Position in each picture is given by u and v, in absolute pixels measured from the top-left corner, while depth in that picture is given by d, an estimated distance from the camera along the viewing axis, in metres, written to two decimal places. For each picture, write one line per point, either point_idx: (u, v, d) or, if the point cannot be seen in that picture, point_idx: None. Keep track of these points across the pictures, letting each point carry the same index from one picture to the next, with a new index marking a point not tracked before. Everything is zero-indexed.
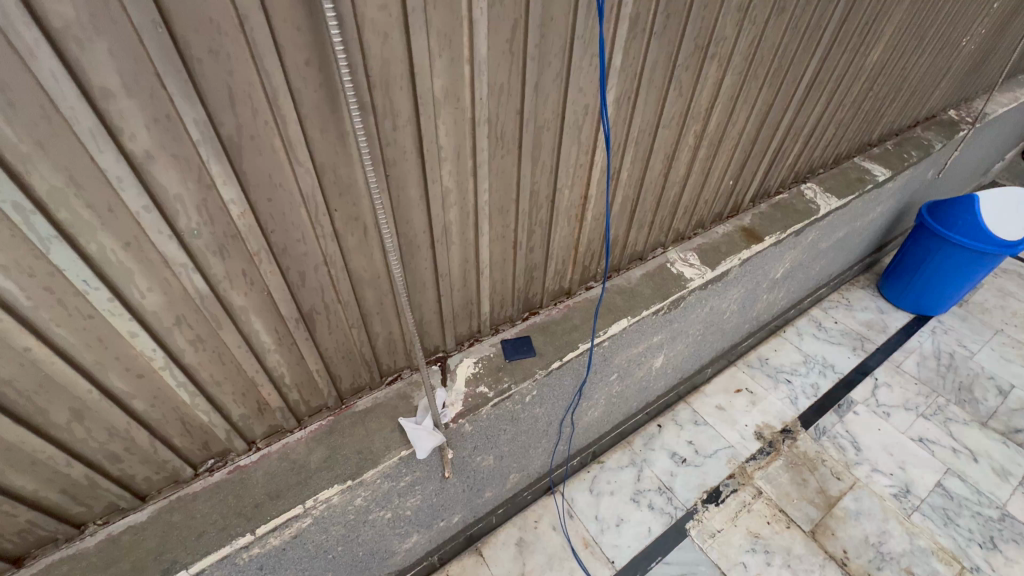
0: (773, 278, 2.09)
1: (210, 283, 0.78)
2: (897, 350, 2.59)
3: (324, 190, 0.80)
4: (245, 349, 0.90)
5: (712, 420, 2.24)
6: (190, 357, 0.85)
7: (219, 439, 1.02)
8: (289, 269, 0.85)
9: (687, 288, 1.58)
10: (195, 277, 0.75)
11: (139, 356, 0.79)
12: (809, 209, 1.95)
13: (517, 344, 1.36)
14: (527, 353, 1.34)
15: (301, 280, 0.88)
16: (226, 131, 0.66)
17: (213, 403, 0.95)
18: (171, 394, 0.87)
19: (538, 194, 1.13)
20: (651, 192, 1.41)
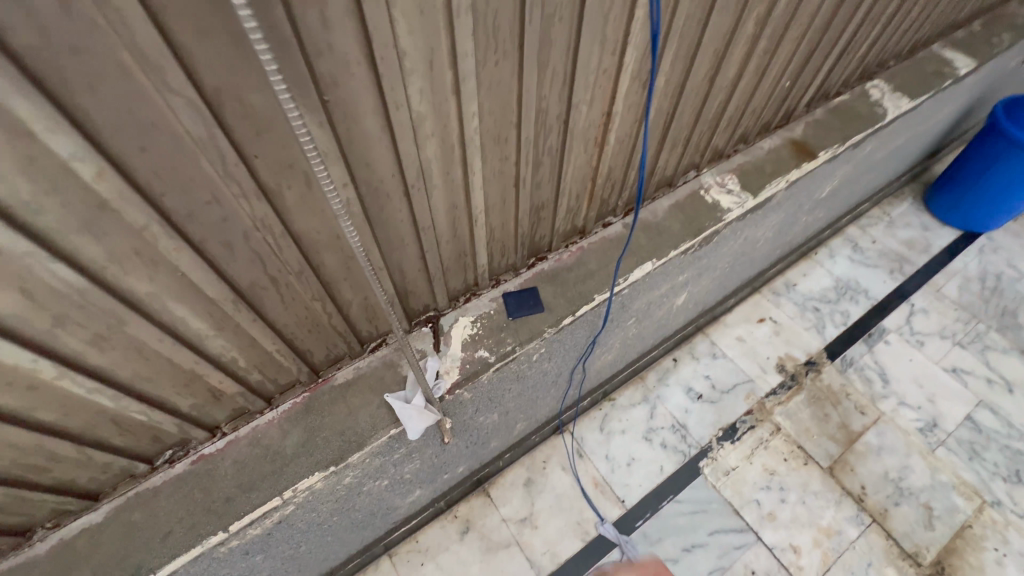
0: (817, 199, 1.81)
1: (88, 271, 0.57)
2: (939, 272, 2.37)
3: (228, 128, 0.54)
4: (170, 341, 0.70)
5: (731, 352, 2.09)
6: (96, 359, 0.66)
7: (172, 432, 0.86)
8: (206, 241, 0.62)
9: (723, 221, 1.33)
10: (59, 266, 0.54)
11: (17, 369, 0.59)
12: (874, 114, 1.61)
13: (522, 298, 1.15)
14: (535, 309, 1.14)
15: (228, 254, 0.66)
16: (21, 43, 0.40)
17: (149, 400, 0.77)
18: (88, 400, 0.69)
19: (547, 114, 0.84)
20: (691, 102, 1.10)
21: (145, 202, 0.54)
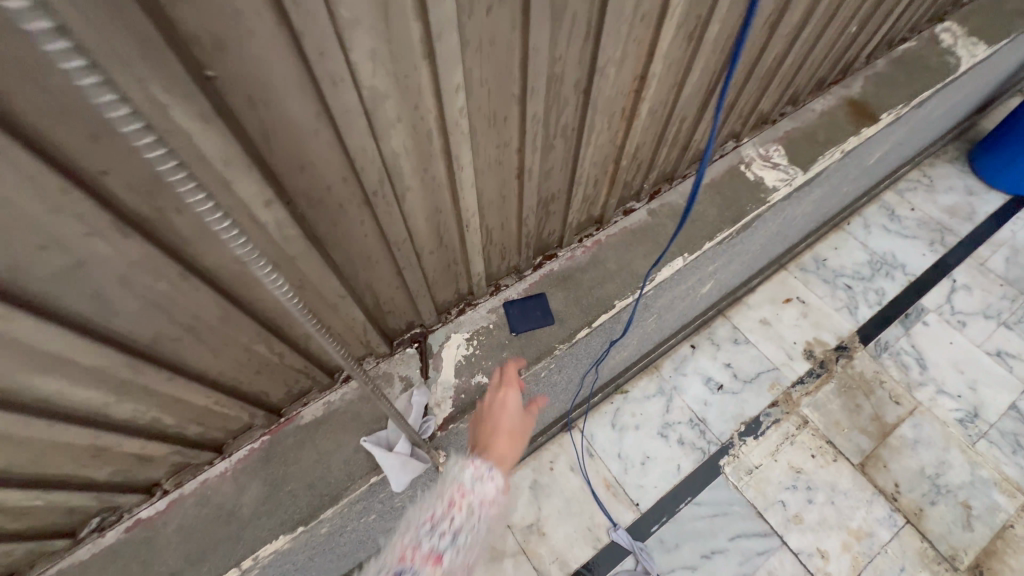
0: (864, 167, 1.57)
1: None
2: (984, 243, 2.14)
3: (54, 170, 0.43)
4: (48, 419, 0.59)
5: (754, 337, 1.91)
6: None
7: (100, 488, 0.71)
8: (59, 297, 0.52)
9: (767, 204, 1.10)
10: None
11: None
12: (945, 64, 1.34)
13: (527, 309, 0.96)
14: (544, 322, 0.94)
15: (102, 305, 0.55)
16: None
17: (48, 482, 0.65)
18: None
19: (556, 80, 0.63)
20: (740, 58, 0.86)
21: None
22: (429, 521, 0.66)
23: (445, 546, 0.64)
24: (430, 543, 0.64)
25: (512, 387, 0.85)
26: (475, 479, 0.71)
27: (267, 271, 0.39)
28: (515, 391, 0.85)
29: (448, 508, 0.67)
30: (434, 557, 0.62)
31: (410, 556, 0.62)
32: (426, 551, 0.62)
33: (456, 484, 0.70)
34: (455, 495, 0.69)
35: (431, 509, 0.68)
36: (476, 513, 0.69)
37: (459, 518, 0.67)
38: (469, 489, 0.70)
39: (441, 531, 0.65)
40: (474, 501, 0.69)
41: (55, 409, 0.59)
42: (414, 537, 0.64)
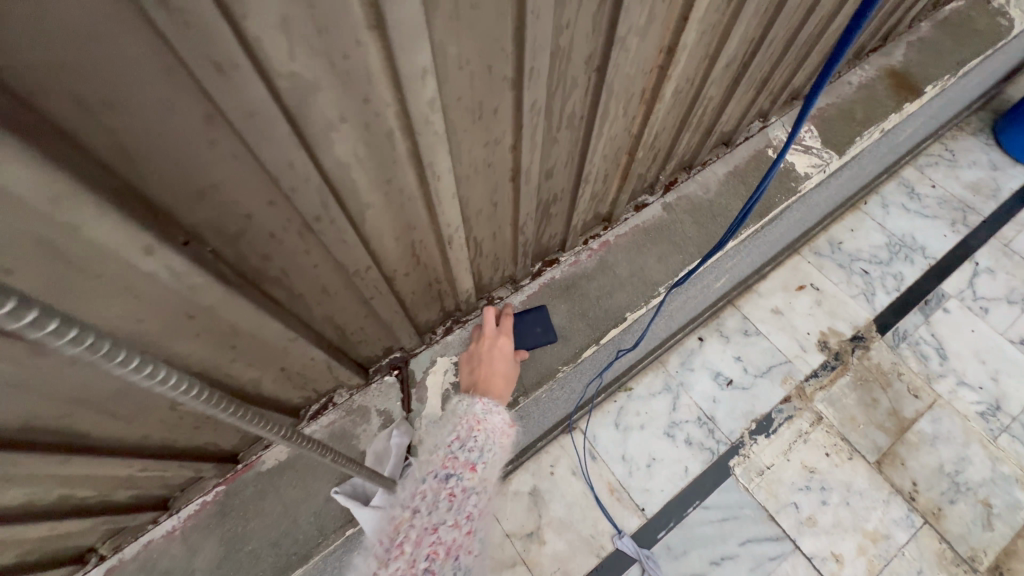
0: (894, 144, 1.42)
1: None
2: (1009, 222, 2.01)
3: None
4: None
5: (766, 328, 1.80)
6: None
7: (48, 524, 0.66)
8: None
9: (798, 194, 0.97)
10: None
11: None
12: (995, 27, 1.18)
13: (526, 325, 0.88)
14: (545, 340, 0.87)
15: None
16: None
17: None
18: None
19: (547, 54, 0.52)
20: (774, 24, 0.73)
21: None
22: (457, 441, 0.70)
23: (477, 457, 0.69)
24: (464, 455, 0.68)
25: (506, 323, 0.86)
26: (487, 408, 0.74)
27: (95, 345, 0.31)
28: (509, 328, 0.85)
29: (470, 430, 0.71)
30: (472, 466, 0.68)
31: (450, 464, 0.68)
32: (464, 461, 0.68)
33: (469, 413, 0.73)
34: (471, 422, 0.72)
35: (455, 431, 0.71)
36: (497, 433, 0.73)
37: (483, 438, 0.71)
38: (485, 415, 0.73)
39: (470, 447, 0.69)
40: (492, 424, 0.73)
41: None
42: (447, 452, 0.69)
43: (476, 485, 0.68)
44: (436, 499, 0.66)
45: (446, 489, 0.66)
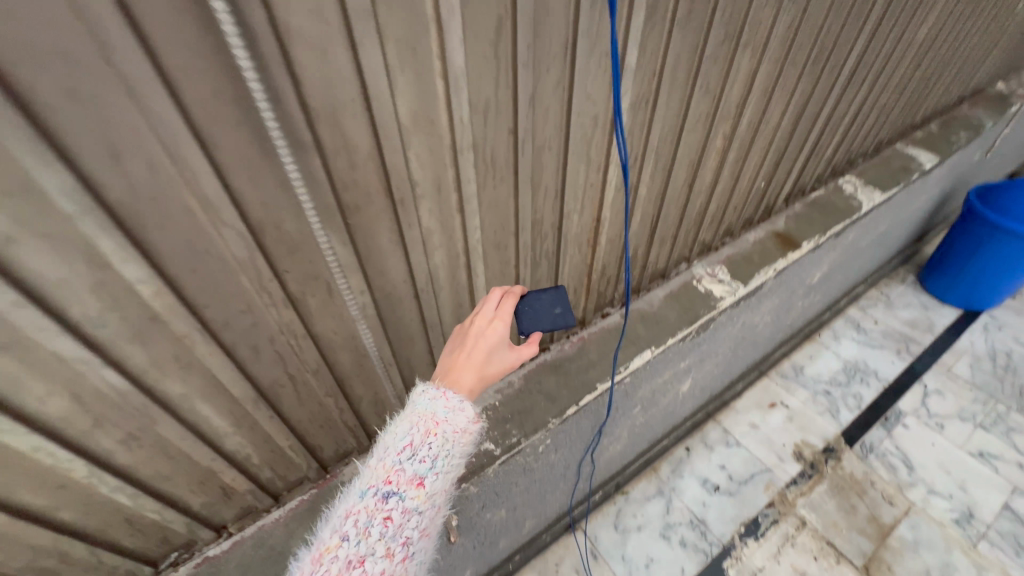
0: (808, 284, 1.89)
1: (100, 457, 0.67)
2: (947, 351, 2.36)
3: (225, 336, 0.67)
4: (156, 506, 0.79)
5: (745, 440, 2.05)
6: (87, 525, 0.74)
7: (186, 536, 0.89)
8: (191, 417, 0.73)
9: (717, 309, 1.39)
10: (78, 461, 0.65)
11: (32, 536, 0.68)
12: (850, 206, 1.73)
13: (545, 305, 0.86)
14: (564, 321, 0.85)
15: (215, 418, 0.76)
16: (81, 320, 0.54)
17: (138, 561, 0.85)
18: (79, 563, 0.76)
19: (542, 224, 0.95)
20: (675, 203, 1.22)
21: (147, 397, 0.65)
22: (407, 450, 0.64)
23: (426, 470, 0.64)
24: (411, 468, 0.63)
25: (505, 313, 0.80)
26: (449, 408, 0.68)
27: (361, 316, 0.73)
28: (505, 319, 0.79)
29: (424, 437, 0.65)
30: (419, 481, 0.63)
31: (394, 479, 0.62)
32: (410, 475, 0.63)
33: (427, 415, 0.67)
34: (427, 427, 0.66)
35: (407, 436, 0.65)
36: (454, 440, 0.67)
37: (438, 446, 0.65)
38: (445, 418, 0.67)
39: (420, 458, 0.64)
40: (450, 430, 0.67)
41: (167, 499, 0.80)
42: (395, 462, 0.64)
43: (421, 503, 0.63)
44: (371, 521, 0.60)
45: (385, 511, 0.61)
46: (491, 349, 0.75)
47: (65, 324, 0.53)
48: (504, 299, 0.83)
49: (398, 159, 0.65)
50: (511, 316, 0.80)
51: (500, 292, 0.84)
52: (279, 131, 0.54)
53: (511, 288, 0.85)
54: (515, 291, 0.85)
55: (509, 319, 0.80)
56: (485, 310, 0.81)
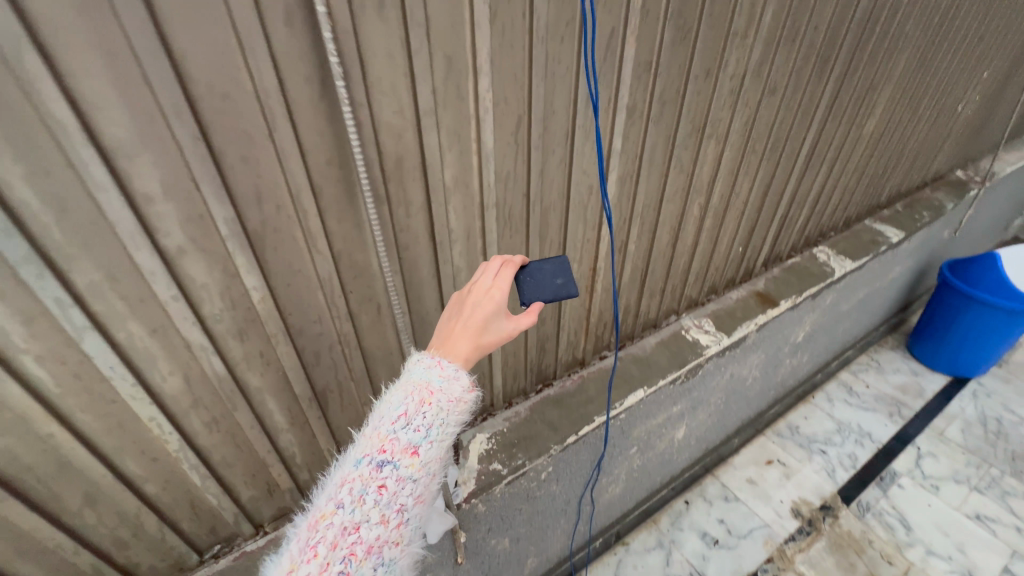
0: (794, 343, 2.05)
1: (188, 435, 0.84)
2: (938, 416, 2.45)
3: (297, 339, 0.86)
4: (215, 490, 0.94)
5: (743, 495, 2.10)
6: (161, 499, 0.88)
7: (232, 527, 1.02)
8: (259, 408, 0.90)
9: (703, 356, 1.56)
10: (172, 434, 0.81)
11: (122, 500, 0.83)
12: (824, 271, 1.94)
13: (546, 276, 0.86)
14: (566, 292, 0.84)
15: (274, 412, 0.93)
16: (205, 314, 0.74)
17: (190, 544, 0.98)
18: (148, 534, 0.90)
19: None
20: (661, 259, 1.44)
21: (234, 384, 0.83)
22: (401, 419, 0.64)
23: (420, 440, 0.64)
24: (404, 438, 0.64)
25: (503, 281, 0.77)
26: (444, 378, 0.67)
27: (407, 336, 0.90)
28: (504, 287, 0.76)
29: (418, 406, 0.65)
30: (412, 450, 0.64)
31: (388, 448, 0.63)
32: (404, 444, 0.63)
33: (422, 384, 0.67)
34: (421, 396, 0.66)
35: (401, 406, 0.65)
36: (449, 409, 0.67)
37: (432, 416, 0.65)
38: (439, 387, 0.67)
39: (414, 428, 0.64)
40: (445, 399, 0.67)
41: (225, 487, 0.96)
42: (388, 432, 0.64)
43: (414, 472, 0.64)
44: (365, 489, 0.61)
45: (379, 480, 0.62)
46: (489, 317, 0.73)
47: (195, 317, 0.73)
48: (504, 267, 0.80)
49: (440, 211, 0.88)
50: (509, 284, 0.77)
51: (500, 260, 0.82)
52: (362, 186, 0.77)
53: (512, 258, 0.82)
54: (516, 260, 0.82)
55: (508, 287, 0.77)
56: (484, 278, 0.78)
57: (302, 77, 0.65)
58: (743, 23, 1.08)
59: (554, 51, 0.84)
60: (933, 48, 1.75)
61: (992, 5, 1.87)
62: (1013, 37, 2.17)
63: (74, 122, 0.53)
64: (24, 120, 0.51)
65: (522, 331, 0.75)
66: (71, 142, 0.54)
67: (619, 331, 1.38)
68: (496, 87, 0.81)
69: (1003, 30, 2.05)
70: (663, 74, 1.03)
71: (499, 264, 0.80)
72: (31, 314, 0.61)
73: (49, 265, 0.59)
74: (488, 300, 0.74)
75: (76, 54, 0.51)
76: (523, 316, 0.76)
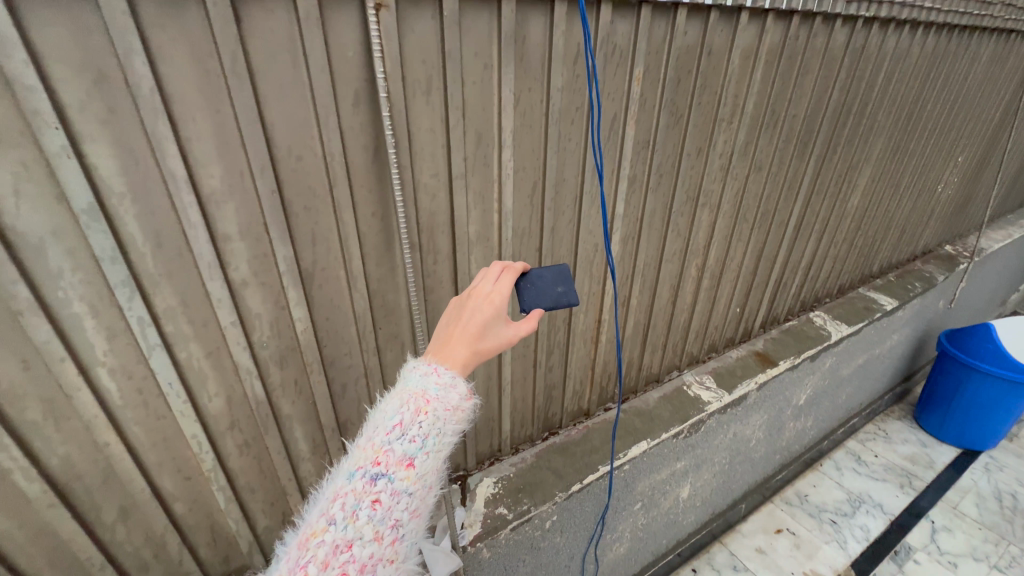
0: (796, 405, 2.08)
1: (221, 456, 0.90)
2: (950, 489, 2.40)
3: (329, 369, 0.96)
4: (236, 516, 0.98)
5: (752, 564, 2.04)
6: (186, 520, 0.92)
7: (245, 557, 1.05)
8: (286, 433, 0.97)
9: (705, 411, 1.61)
10: (208, 453, 0.88)
11: (151, 518, 0.87)
12: (820, 335, 2.02)
13: (547, 284, 0.84)
14: (567, 300, 0.83)
15: (299, 438, 1.00)
16: (255, 340, 0.84)
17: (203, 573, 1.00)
18: (168, 558, 0.92)
19: (556, 318, 1.26)
20: (661, 315, 1.54)
21: (269, 408, 0.92)
22: (396, 430, 0.60)
23: (415, 451, 0.60)
24: (400, 449, 0.59)
25: (504, 285, 0.74)
26: (441, 385, 0.63)
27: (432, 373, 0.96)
28: (505, 292, 0.73)
29: (414, 416, 0.61)
30: (408, 462, 0.59)
31: (383, 460, 0.59)
32: (399, 456, 0.59)
33: (419, 392, 0.62)
34: (417, 405, 0.61)
35: (396, 416, 0.61)
36: (447, 418, 0.63)
37: (428, 426, 0.61)
38: (436, 396, 0.62)
39: (409, 439, 0.60)
40: (442, 408, 0.62)
41: (245, 513, 1.00)
42: (383, 442, 0.60)
43: (410, 485, 0.59)
44: (358, 504, 0.57)
45: (373, 494, 0.57)
46: (488, 321, 0.70)
47: (246, 342, 0.83)
48: (504, 273, 0.78)
49: (463, 260, 1.00)
50: (510, 289, 0.74)
51: (500, 266, 0.80)
52: (398, 236, 0.90)
53: (513, 265, 0.80)
54: (517, 267, 0.80)
55: (509, 292, 0.74)
56: (484, 283, 0.75)
57: (359, 145, 0.80)
58: (728, 112, 1.26)
59: (565, 130, 1.00)
60: (905, 135, 1.95)
61: (957, 100, 2.09)
62: (982, 127, 2.39)
63: (183, 173, 0.67)
64: (146, 171, 0.65)
65: (522, 338, 0.72)
66: (179, 190, 0.67)
67: (622, 382, 1.45)
68: (516, 157, 0.96)
69: (971, 121, 2.27)
70: (659, 151, 1.19)
71: (498, 271, 0.78)
72: (115, 330, 0.71)
73: (139, 288, 0.70)
74: (488, 304, 0.71)
75: (194, 123, 0.66)
76: (523, 323, 0.74)
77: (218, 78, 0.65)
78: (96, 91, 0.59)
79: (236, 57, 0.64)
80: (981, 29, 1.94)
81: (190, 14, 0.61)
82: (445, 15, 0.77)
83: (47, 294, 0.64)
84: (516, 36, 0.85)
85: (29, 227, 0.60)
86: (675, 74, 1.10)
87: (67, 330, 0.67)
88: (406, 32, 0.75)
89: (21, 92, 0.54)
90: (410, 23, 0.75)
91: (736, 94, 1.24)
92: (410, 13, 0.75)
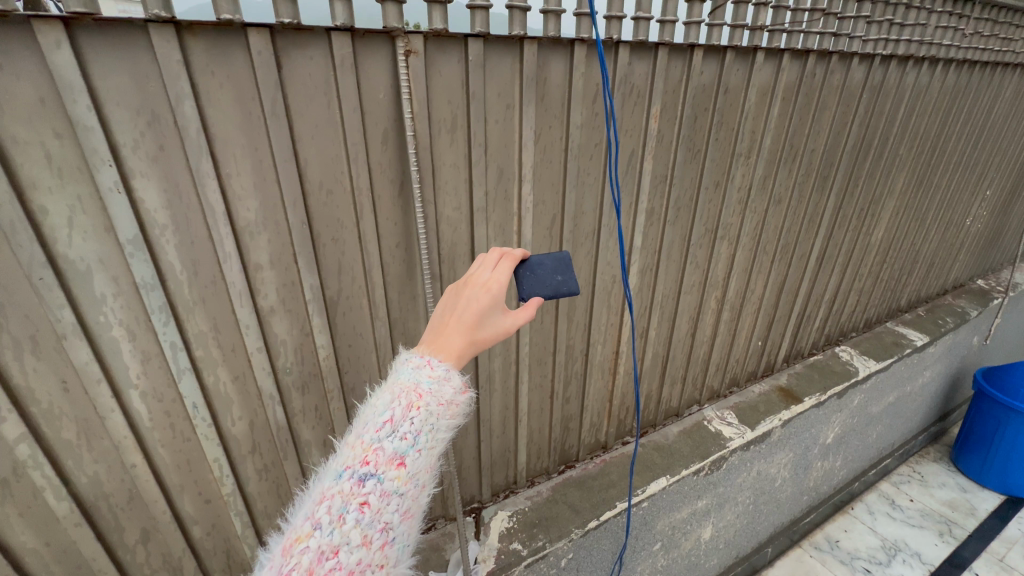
0: (824, 443, 2.00)
1: (241, 481, 0.91)
2: (994, 539, 2.25)
3: (348, 393, 0.98)
4: (251, 540, 0.98)
5: None
6: (204, 544, 0.92)
7: None
8: (305, 458, 0.99)
9: (727, 447, 1.56)
10: (227, 477, 0.89)
11: (169, 542, 0.87)
12: (847, 370, 1.96)
13: (546, 272, 0.84)
14: (566, 290, 0.84)
15: (315, 463, 1.01)
16: (279, 364, 0.87)
17: None
18: None
19: (573, 349, 1.26)
20: (680, 348, 1.52)
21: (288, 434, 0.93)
22: (386, 426, 0.57)
23: (407, 448, 0.57)
24: (390, 447, 0.57)
25: (501, 274, 0.73)
26: (435, 378, 0.61)
27: None
28: (502, 279, 0.72)
29: (405, 411, 0.58)
30: (399, 461, 0.57)
31: (372, 459, 0.56)
32: (389, 454, 0.56)
33: (411, 386, 0.60)
34: (409, 398, 0.59)
35: (386, 411, 0.58)
36: (441, 413, 0.60)
37: (421, 421, 0.58)
38: (429, 390, 0.60)
39: (400, 436, 0.57)
40: (435, 403, 0.60)
41: (262, 537, 1.00)
42: (372, 440, 0.57)
43: (402, 485, 0.57)
44: (345, 507, 0.54)
45: (361, 496, 0.54)
46: (479, 314, 0.68)
47: (270, 367, 0.85)
48: (502, 261, 0.76)
49: None
50: (508, 276, 0.73)
51: (498, 253, 0.78)
52: (417, 267, 0.93)
53: (510, 252, 0.78)
54: (515, 253, 0.79)
55: (506, 279, 0.73)
56: (482, 270, 0.73)
57: (386, 181, 0.83)
58: (746, 147, 1.28)
59: (584, 166, 1.03)
60: (929, 169, 1.93)
61: (982, 134, 2.08)
62: (1009, 161, 2.36)
63: (221, 207, 0.71)
64: (188, 203, 0.69)
65: (518, 327, 0.71)
66: (218, 221, 0.71)
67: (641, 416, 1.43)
68: (536, 191, 0.99)
69: (998, 154, 2.24)
70: (677, 184, 1.20)
71: (491, 262, 0.76)
72: (149, 354, 0.73)
73: (173, 314, 0.73)
74: (477, 296, 0.69)
75: (235, 160, 0.70)
76: (521, 311, 0.72)
77: (259, 119, 0.70)
78: (149, 131, 0.63)
79: (277, 100, 0.69)
80: (1003, 64, 1.93)
81: (236, 62, 0.66)
82: (470, 59, 0.81)
83: (89, 319, 0.67)
84: (537, 77, 0.89)
85: (79, 255, 0.64)
86: (692, 112, 1.13)
87: (105, 353, 0.70)
88: (434, 74, 0.80)
89: (81, 131, 0.59)
90: (437, 66, 0.80)
91: (752, 129, 1.26)
92: (437, 57, 0.79)
